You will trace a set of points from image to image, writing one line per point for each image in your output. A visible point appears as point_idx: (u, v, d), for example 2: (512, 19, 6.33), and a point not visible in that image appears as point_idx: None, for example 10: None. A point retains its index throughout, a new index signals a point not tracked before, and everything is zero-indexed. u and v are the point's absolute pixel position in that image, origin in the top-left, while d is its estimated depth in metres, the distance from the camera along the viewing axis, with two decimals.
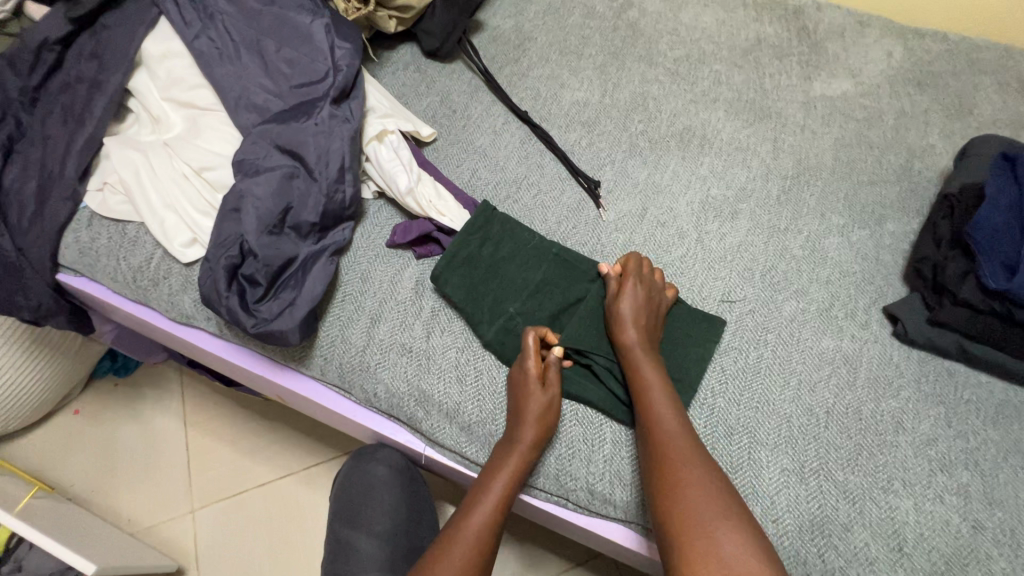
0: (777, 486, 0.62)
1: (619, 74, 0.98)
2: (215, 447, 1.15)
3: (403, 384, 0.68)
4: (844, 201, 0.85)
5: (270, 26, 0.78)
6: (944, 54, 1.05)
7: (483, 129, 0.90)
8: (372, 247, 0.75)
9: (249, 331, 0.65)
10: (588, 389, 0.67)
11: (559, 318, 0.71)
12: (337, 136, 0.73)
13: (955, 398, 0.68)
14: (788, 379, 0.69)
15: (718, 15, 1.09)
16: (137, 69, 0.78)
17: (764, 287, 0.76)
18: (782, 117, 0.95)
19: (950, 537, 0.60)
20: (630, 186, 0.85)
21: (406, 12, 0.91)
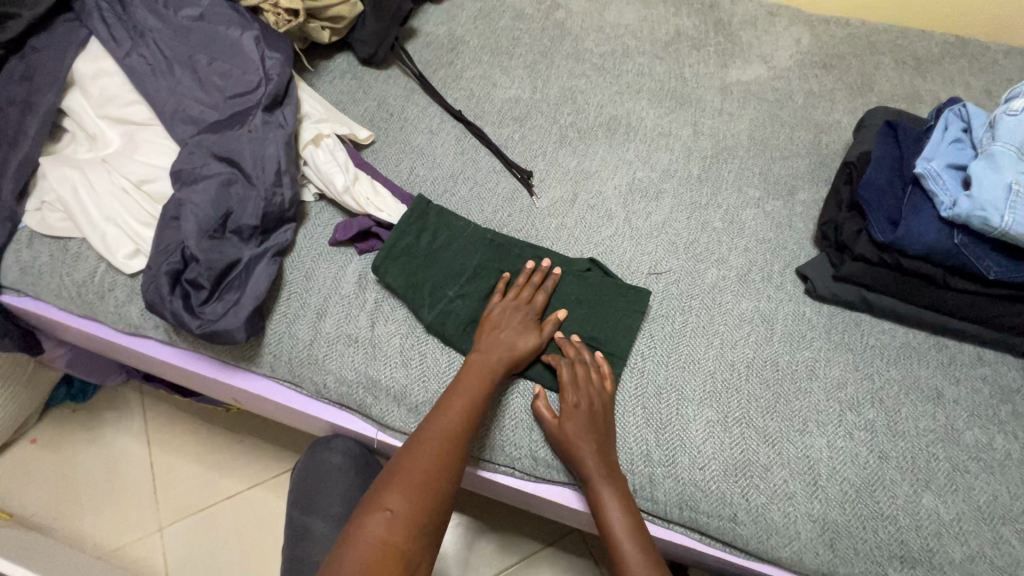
0: (704, 436, 0.68)
1: (548, 71, 1.04)
2: (181, 462, 1.16)
3: (351, 373, 0.72)
4: (759, 175, 0.92)
5: (200, 41, 0.81)
6: (846, 38, 1.14)
7: (420, 129, 0.94)
8: (315, 246, 0.78)
9: (194, 332, 0.67)
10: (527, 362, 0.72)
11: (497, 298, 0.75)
12: (271, 141, 0.76)
13: (861, 344, 0.75)
14: (711, 339, 0.75)
15: (639, 12, 1.16)
16: (70, 90, 0.80)
17: (688, 258, 0.82)
18: (701, 103, 1.02)
19: (859, 467, 0.66)
20: (561, 174, 0.90)
21: (338, 22, 0.95)
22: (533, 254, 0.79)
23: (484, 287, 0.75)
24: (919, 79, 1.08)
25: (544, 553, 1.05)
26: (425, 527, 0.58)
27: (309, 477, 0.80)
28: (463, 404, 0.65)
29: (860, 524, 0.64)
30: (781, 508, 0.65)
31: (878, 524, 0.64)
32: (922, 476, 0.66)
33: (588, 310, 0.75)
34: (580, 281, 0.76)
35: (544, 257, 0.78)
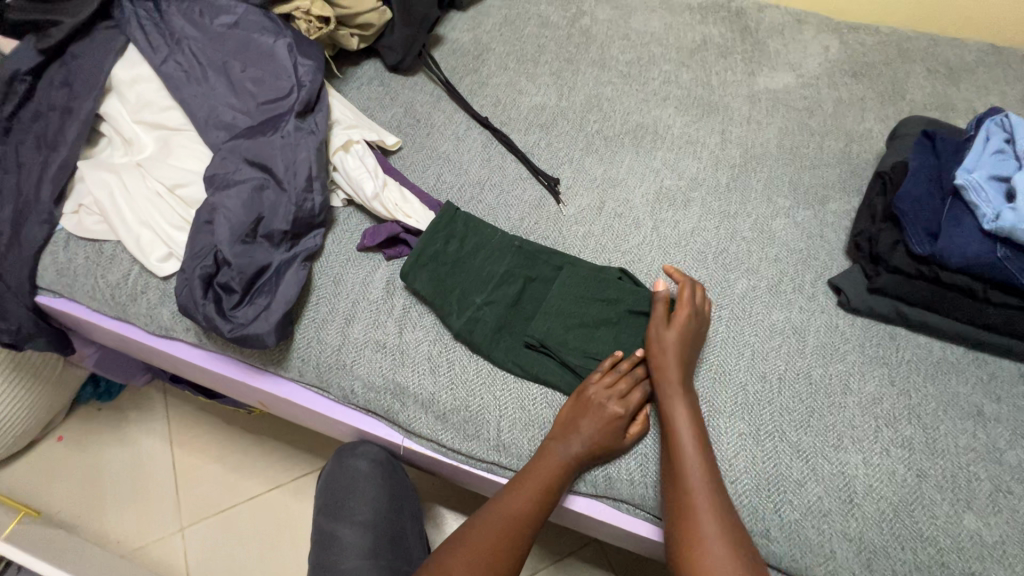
0: (734, 449, 0.67)
1: (574, 79, 1.04)
2: (203, 463, 1.17)
3: (379, 379, 0.72)
4: (789, 185, 0.91)
5: (235, 48, 0.82)
6: (877, 46, 1.12)
7: (446, 136, 0.94)
8: (343, 251, 0.78)
9: (226, 336, 0.68)
10: (554, 370, 0.71)
11: (522, 304, 0.75)
12: (303, 147, 0.77)
13: (896, 358, 0.73)
14: (742, 350, 0.74)
15: (665, 19, 1.15)
16: (108, 96, 0.82)
17: (717, 268, 0.81)
18: (728, 111, 1.01)
19: (897, 486, 0.65)
20: (587, 182, 0.90)
21: (367, 29, 0.96)
22: (560, 262, 0.78)
23: (509, 292, 0.74)
24: (952, 88, 1.06)
25: (564, 563, 1.04)
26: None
27: (332, 481, 0.80)
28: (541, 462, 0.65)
29: (899, 544, 0.62)
30: (815, 525, 0.63)
31: (917, 545, 0.62)
32: (963, 495, 0.64)
33: (617, 321, 0.73)
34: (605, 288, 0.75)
35: (570, 263, 0.77)
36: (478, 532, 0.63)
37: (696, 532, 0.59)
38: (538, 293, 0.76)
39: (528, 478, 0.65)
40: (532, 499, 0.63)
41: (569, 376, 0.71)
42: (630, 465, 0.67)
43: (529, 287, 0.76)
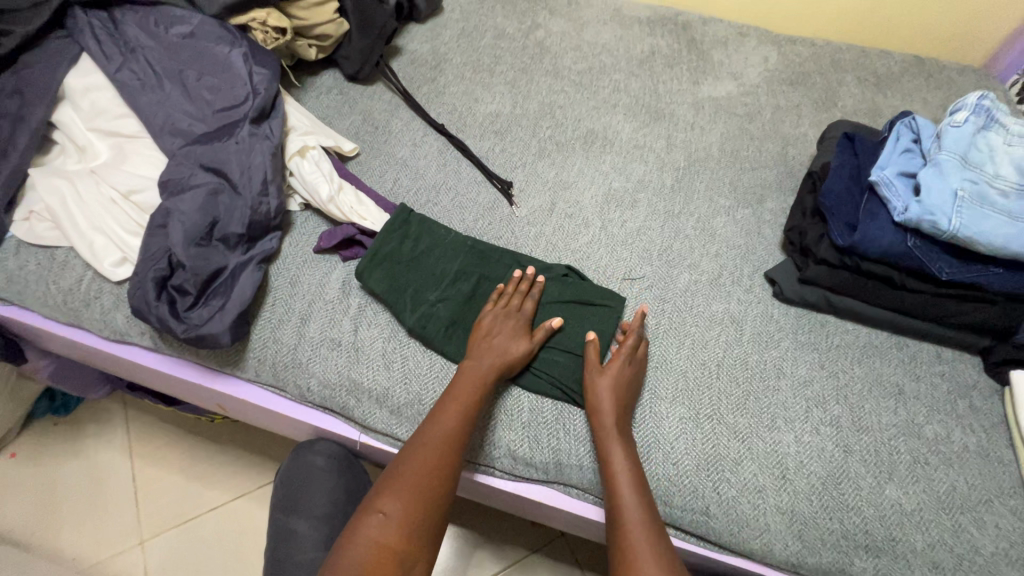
0: (675, 433, 0.70)
1: (528, 87, 1.08)
2: (164, 474, 1.15)
3: (335, 376, 0.73)
4: (730, 185, 0.96)
5: (190, 57, 0.84)
6: (812, 57, 1.20)
7: (403, 142, 0.97)
8: (300, 253, 0.80)
9: (180, 337, 0.69)
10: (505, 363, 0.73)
11: (474, 298, 0.77)
12: (258, 152, 0.79)
13: (826, 343, 0.79)
14: (684, 340, 0.78)
15: (615, 31, 1.21)
16: (61, 103, 0.82)
17: (661, 264, 0.86)
18: (674, 117, 1.06)
19: (825, 461, 0.69)
20: (539, 184, 0.94)
21: (325, 40, 0.99)
22: (511, 259, 0.81)
23: (461, 287, 0.77)
24: (879, 95, 1.14)
25: (529, 559, 1.06)
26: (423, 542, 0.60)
27: (292, 481, 0.80)
28: (454, 409, 0.66)
29: (827, 515, 0.66)
30: (750, 501, 0.67)
31: (843, 514, 0.66)
32: (885, 467, 0.69)
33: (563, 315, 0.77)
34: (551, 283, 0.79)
35: (520, 261, 0.81)
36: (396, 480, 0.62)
37: (631, 557, 0.59)
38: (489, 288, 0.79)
39: (438, 452, 0.63)
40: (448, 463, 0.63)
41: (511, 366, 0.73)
42: (577, 449, 0.70)
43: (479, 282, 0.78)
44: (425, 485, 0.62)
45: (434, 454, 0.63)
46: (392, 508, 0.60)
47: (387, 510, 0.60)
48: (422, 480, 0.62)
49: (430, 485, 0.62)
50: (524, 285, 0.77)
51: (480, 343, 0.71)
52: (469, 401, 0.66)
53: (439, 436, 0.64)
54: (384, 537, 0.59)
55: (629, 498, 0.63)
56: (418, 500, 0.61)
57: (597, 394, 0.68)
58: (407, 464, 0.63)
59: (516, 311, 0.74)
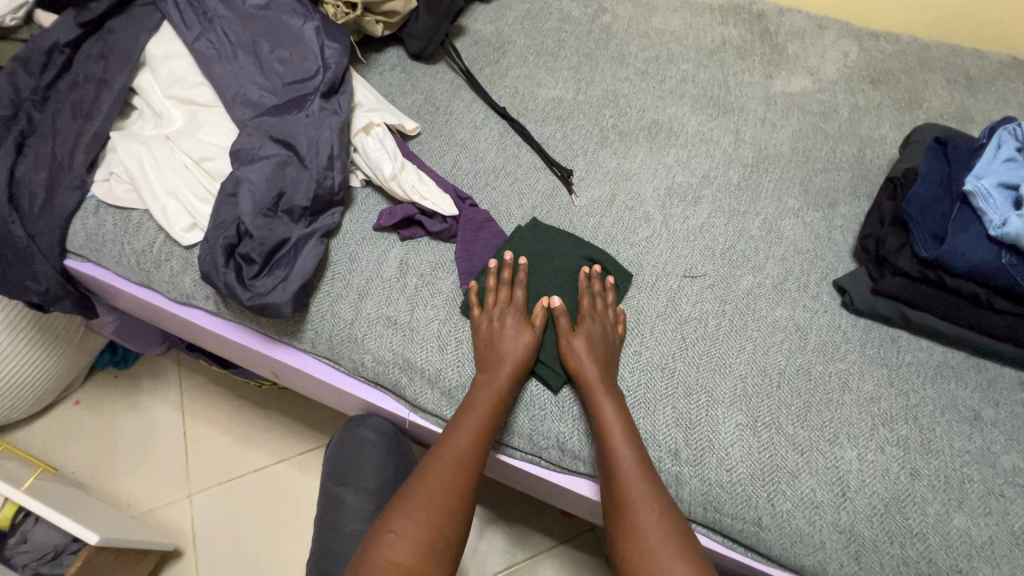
0: (731, 439, 0.68)
1: (593, 74, 1.06)
2: (213, 433, 1.20)
3: (389, 353, 0.74)
4: (800, 186, 0.92)
5: (265, 29, 0.85)
6: (896, 54, 1.13)
7: (464, 124, 0.96)
8: (360, 230, 0.81)
9: (245, 304, 0.71)
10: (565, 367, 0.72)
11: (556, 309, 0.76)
12: (326, 127, 0.79)
13: (896, 360, 0.75)
14: (743, 344, 0.75)
15: (685, 19, 1.17)
16: (142, 70, 0.85)
17: (723, 264, 0.83)
18: (744, 111, 1.02)
19: (889, 482, 0.66)
20: (600, 174, 0.92)
21: (392, 17, 0.99)
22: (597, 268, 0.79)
23: (530, 306, 0.76)
24: (970, 98, 1.06)
25: (557, 549, 1.06)
26: (444, 538, 0.61)
27: (339, 451, 0.82)
28: (474, 421, 0.67)
29: (888, 539, 0.63)
30: (806, 516, 0.64)
31: (906, 540, 0.63)
32: (955, 495, 0.65)
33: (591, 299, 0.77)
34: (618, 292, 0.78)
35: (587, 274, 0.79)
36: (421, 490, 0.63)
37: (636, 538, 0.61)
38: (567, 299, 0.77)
39: (452, 460, 0.65)
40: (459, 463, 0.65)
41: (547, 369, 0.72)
42: None
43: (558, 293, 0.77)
44: (441, 516, 0.62)
45: (454, 462, 0.65)
46: (405, 528, 0.60)
47: (400, 529, 0.60)
48: (436, 502, 0.62)
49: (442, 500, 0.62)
50: (595, 284, 0.77)
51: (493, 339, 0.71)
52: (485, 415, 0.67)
53: (453, 459, 0.65)
54: (397, 555, 0.58)
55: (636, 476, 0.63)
56: (444, 503, 0.62)
57: (579, 364, 0.69)
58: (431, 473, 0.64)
59: (507, 304, 0.73)
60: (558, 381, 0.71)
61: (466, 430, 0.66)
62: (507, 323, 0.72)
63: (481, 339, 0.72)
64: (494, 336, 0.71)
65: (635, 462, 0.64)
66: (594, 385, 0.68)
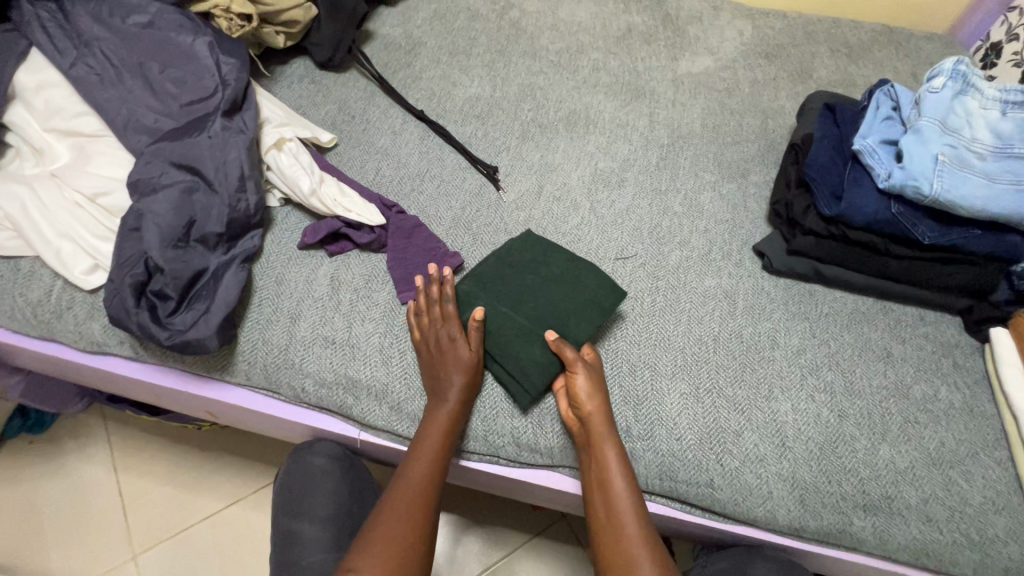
0: (677, 408, 0.71)
1: (507, 69, 1.06)
2: (153, 486, 1.12)
3: (330, 374, 0.71)
4: (714, 160, 0.97)
5: (151, 49, 0.79)
6: (786, 30, 1.21)
7: (383, 131, 0.94)
8: (284, 251, 0.78)
9: (164, 344, 0.66)
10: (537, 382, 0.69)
11: (532, 322, 0.73)
12: (232, 146, 0.75)
13: (816, 312, 0.80)
14: (679, 316, 0.79)
15: (591, 9, 1.20)
16: (12, 103, 0.77)
17: (652, 242, 0.86)
18: (655, 95, 1.06)
19: (821, 426, 0.71)
20: (525, 168, 0.92)
21: (293, 26, 0.95)
22: (597, 279, 0.76)
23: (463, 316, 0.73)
24: (852, 65, 1.15)
25: (534, 543, 1.07)
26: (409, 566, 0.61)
27: (290, 483, 0.78)
28: (428, 459, 0.66)
29: (827, 479, 0.68)
30: (753, 470, 0.68)
31: (841, 477, 0.68)
32: (878, 429, 0.71)
33: (574, 311, 0.73)
34: (611, 304, 0.74)
35: (578, 286, 0.75)
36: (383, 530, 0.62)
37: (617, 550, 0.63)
38: (548, 312, 0.73)
39: (410, 500, 0.64)
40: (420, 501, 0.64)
41: (515, 386, 0.71)
42: (563, 441, 0.71)
43: (539, 310, 0.73)
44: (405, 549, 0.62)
45: (414, 503, 0.64)
46: (369, 559, 0.61)
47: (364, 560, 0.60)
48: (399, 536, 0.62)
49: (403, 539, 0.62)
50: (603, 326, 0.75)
51: (435, 364, 0.69)
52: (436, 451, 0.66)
53: (408, 497, 0.65)
54: None
55: (618, 491, 0.65)
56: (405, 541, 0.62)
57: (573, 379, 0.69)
58: (392, 514, 0.64)
59: (440, 322, 0.71)
60: (524, 400, 0.70)
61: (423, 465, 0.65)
62: (443, 345, 0.69)
63: (424, 363, 0.70)
64: (434, 357, 0.69)
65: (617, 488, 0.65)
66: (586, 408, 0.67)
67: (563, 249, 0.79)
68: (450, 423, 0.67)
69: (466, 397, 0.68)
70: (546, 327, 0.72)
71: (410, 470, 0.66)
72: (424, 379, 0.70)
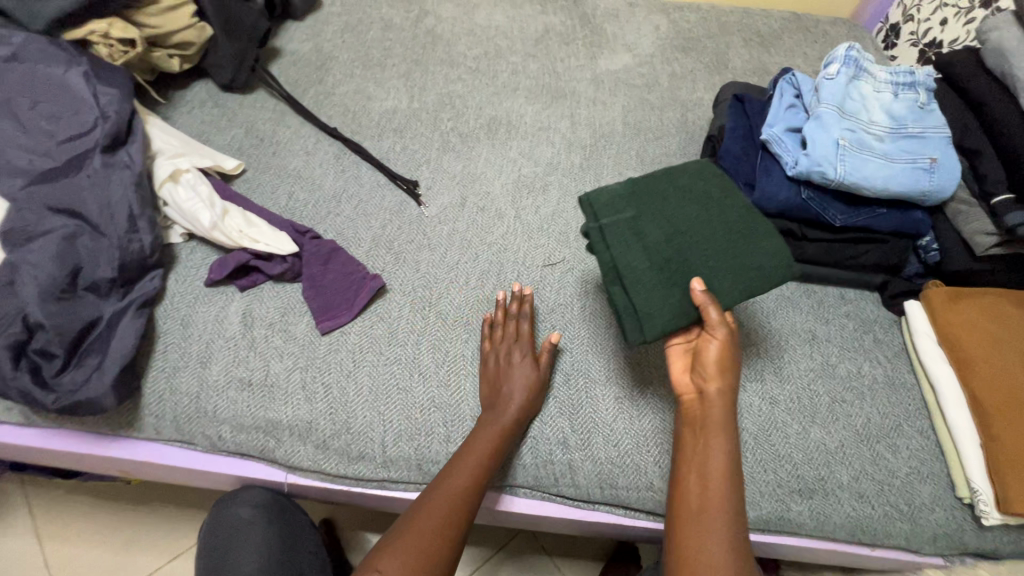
0: (613, 413, 0.70)
1: (424, 79, 1.03)
2: (80, 551, 1.03)
3: (248, 418, 0.67)
4: (637, 157, 0.97)
5: (17, 83, 0.72)
6: (700, 22, 1.23)
7: (295, 152, 0.90)
8: (189, 290, 0.73)
9: (52, 408, 0.60)
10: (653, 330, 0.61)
11: (675, 259, 0.63)
12: (118, 184, 0.69)
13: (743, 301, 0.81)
14: (610, 319, 0.78)
15: (507, 12, 1.18)
16: None
17: (580, 246, 0.85)
18: (575, 95, 1.05)
19: (755, 415, 0.72)
20: (447, 180, 0.90)
21: (187, 48, 0.90)
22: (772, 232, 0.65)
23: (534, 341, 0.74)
24: (764, 53, 1.18)
25: (496, 559, 1.00)
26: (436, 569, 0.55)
27: (217, 537, 0.73)
28: (483, 456, 0.62)
29: (762, 468, 0.69)
30: None
31: (776, 464, 0.69)
32: (808, 412, 0.73)
33: (753, 259, 0.63)
34: (769, 267, 0.63)
35: (749, 231, 0.65)
36: (417, 527, 0.57)
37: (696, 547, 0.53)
38: (696, 259, 0.63)
39: (450, 498, 0.59)
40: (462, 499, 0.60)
41: (631, 324, 0.62)
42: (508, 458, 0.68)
43: (709, 260, 0.63)
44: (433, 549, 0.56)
45: (453, 501, 0.59)
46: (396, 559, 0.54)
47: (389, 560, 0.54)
48: (432, 537, 0.56)
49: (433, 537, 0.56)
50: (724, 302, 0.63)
51: (501, 376, 0.68)
52: (486, 450, 0.63)
53: (452, 495, 0.60)
54: None
55: (715, 478, 0.55)
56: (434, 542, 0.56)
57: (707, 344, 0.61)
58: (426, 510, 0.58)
59: (514, 340, 0.71)
60: (634, 340, 0.61)
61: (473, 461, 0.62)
62: (511, 360, 0.69)
63: (485, 374, 0.70)
64: (500, 371, 0.69)
65: (714, 477, 0.55)
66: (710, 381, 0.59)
67: (727, 184, 0.69)
68: (501, 438, 0.64)
69: (525, 412, 0.67)
70: (692, 275, 0.63)
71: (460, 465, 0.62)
72: (483, 391, 0.69)
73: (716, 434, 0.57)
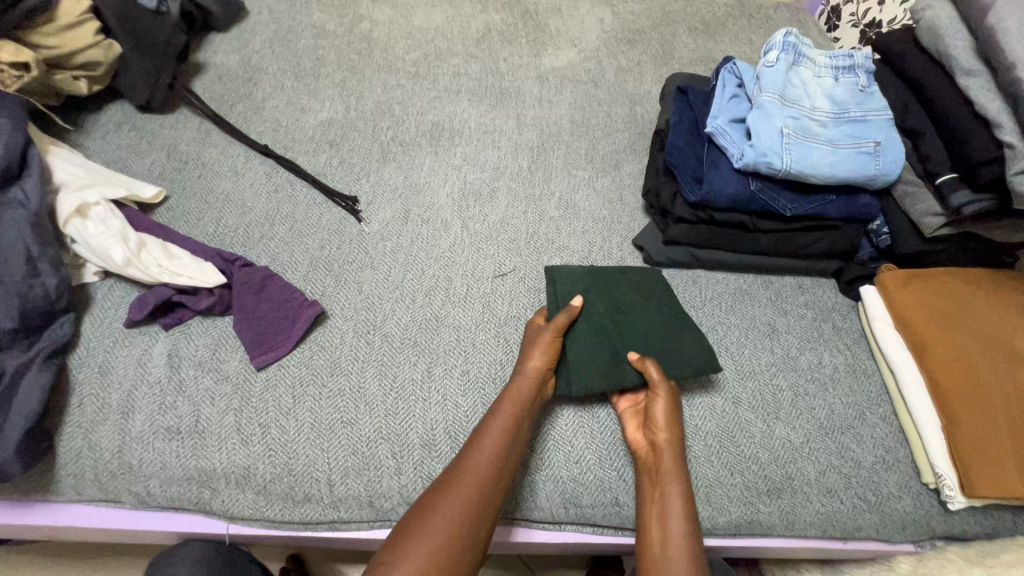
0: (573, 428, 0.68)
1: (360, 87, 0.98)
2: None
3: (177, 470, 0.61)
4: (586, 156, 0.94)
5: None
6: (644, 13, 1.21)
7: (222, 174, 0.84)
8: (106, 334, 0.67)
9: None
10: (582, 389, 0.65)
11: (610, 330, 0.68)
12: (11, 224, 0.63)
13: (700, 299, 0.79)
14: None
15: (446, 12, 1.14)
16: None
17: (531, 253, 0.81)
18: (520, 95, 1.02)
19: (718, 417, 0.70)
20: (389, 192, 0.86)
21: (94, 69, 0.83)
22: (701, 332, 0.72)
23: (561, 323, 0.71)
24: (710, 41, 1.17)
25: None
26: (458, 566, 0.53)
27: None
28: (498, 438, 0.60)
29: (729, 471, 0.67)
30: None
31: (742, 466, 0.67)
32: (771, 409, 0.71)
33: (669, 342, 0.69)
34: (692, 361, 0.68)
35: (681, 324, 0.71)
36: (430, 522, 0.54)
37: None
38: (629, 337, 0.69)
39: (468, 485, 0.57)
40: (480, 485, 0.57)
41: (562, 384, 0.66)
42: None
43: (636, 339, 0.69)
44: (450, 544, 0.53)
45: (473, 488, 0.57)
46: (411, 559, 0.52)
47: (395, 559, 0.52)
48: (450, 530, 0.54)
49: (452, 530, 0.54)
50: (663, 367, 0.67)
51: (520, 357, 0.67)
52: (505, 429, 0.60)
53: (473, 483, 0.57)
54: None
55: (675, 518, 0.58)
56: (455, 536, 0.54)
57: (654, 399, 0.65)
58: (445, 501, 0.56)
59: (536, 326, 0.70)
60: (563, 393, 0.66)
61: (489, 445, 0.59)
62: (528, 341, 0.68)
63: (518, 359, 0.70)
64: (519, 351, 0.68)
65: (673, 519, 0.58)
66: (658, 434, 0.63)
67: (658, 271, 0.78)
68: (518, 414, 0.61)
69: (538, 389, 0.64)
70: (631, 346, 0.68)
71: (478, 448, 0.59)
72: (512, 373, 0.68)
73: (669, 479, 0.61)
